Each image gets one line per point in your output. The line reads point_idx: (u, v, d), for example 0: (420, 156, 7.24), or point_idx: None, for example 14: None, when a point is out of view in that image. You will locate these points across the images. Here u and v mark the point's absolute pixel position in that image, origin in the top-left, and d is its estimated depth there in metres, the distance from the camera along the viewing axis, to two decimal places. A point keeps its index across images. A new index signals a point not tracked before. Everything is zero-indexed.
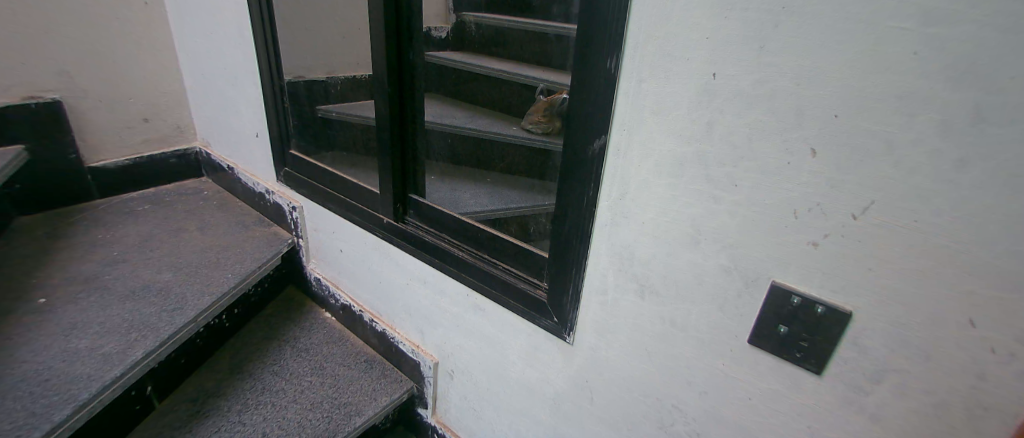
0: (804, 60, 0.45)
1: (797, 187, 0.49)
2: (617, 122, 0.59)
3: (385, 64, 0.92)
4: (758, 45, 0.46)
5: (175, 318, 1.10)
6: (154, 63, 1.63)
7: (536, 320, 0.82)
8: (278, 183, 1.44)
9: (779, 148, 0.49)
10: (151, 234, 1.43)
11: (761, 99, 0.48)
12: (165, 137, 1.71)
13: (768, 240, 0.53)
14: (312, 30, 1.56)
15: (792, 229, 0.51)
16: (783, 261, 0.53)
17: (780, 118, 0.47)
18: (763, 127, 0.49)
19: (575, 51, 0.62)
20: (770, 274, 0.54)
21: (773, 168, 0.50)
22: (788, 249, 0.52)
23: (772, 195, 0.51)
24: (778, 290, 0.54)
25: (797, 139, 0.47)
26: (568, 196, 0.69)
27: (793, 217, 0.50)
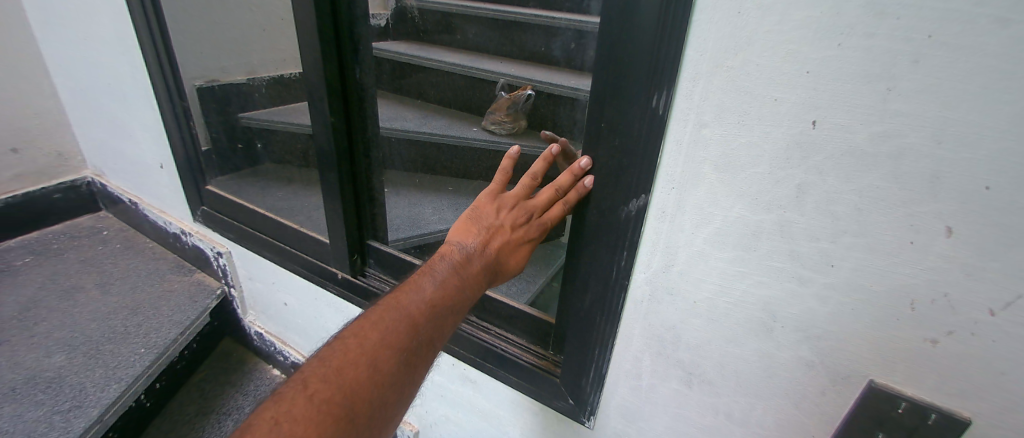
0: (950, 110, 0.31)
1: (918, 275, 0.36)
2: (663, 177, 0.44)
3: (325, 85, 0.71)
4: (884, 86, 0.33)
5: (69, 424, 0.85)
6: (16, 78, 1.28)
7: (547, 400, 0.66)
8: (197, 224, 1.19)
9: (899, 223, 0.36)
10: (33, 298, 1.13)
11: (880, 160, 0.35)
12: (43, 171, 1.38)
13: (869, 336, 0.40)
14: (224, 24, 1.29)
15: (905, 323, 0.38)
16: (884, 357, 0.40)
17: (904, 184, 0.34)
18: (881, 195, 0.35)
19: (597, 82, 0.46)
20: (869, 373, 0.41)
21: (888, 247, 0.37)
22: (896, 346, 0.39)
23: (880, 281, 0.38)
24: (878, 393, 0.41)
25: (928, 214, 0.34)
26: (589, 264, 0.54)
27: (908, 310, 0.38)
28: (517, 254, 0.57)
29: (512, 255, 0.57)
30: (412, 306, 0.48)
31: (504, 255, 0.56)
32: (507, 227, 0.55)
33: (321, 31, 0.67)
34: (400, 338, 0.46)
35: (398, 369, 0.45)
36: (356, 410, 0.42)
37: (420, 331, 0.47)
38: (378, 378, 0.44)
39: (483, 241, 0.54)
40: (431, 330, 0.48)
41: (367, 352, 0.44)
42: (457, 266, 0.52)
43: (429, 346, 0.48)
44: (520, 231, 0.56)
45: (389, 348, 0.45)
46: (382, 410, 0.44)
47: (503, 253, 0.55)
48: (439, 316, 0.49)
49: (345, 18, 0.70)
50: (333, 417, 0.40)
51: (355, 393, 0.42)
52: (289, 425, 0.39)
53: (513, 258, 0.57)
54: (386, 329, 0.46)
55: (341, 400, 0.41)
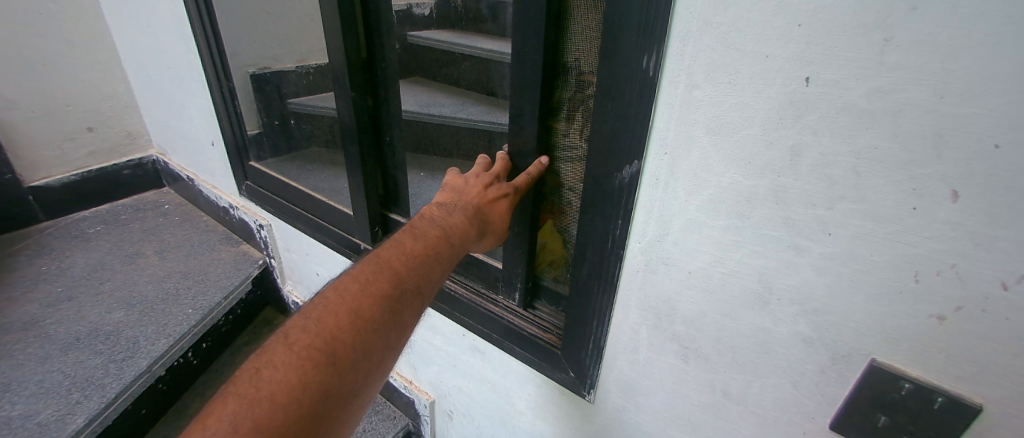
0: (954, 61, 0.29)
1: (922, 243, 0.34)
2: (656, 143, 0.44)
3: (345, 60, 0.74)
4: (882, 38, 0.31)
5: (124, 371, 0.94)
6: (90, 63, 1.43)
7: (550, 373, 0.67)
8: (242, 198, 1.29)
9: (900, 188, 0.33)
10: (102, 262, 1.26)
11: (879, 118, 0.32)
12: (115, 148, 1.54)
13: (870, 311, 0.38)
14: (275, 11, 1.32)
15: (909, 298, 0.36)
16: (886, 334, 0.38)
17: (905, 144, 0.32)
18: (880, 155, 0.33)
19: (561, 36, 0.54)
20: (871, 351, 0.39)
21: (887, 213, 0.34)
22: (900, 323, 0.37)
23: (881, 250, 0.36)
24: (879, 373, 0.39)
25: (931, 176, 0.32)
26: (587, 235, 0.54)
27: (912, 283, 0.35)
28: (500, 210, 0.58)
29: (497, 213, 0.58)
30: (393, 260, 0.51)
31: (485, 212, 0.57)
32: (480, 188, 0.58)
33: (342, 7, 0.70)
34: (381, 288, 0.48)
35: (381, 317, 0.46)
36: (338, 353, 0.43)
37: (400, 282, 0.49)
38: (360, 326, 0.45)
39: (461, 202, 0.57)
40: (413, 282, 0.50)
41: (348, 303, 0.46)
42: (437, 224, 0.55)
43: (413, 296, 0.50)
44: (496, 190, 0.58)
45: (369, 298, 0.47)
46: (367, 356, 0.45)
47: (486, 211, 0.57)
48: (421, 268, 0.51)
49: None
50: (317, 360, 0.42)
51: (337, 338, 0.43)
52: (271, 371, 0.41)
53: (497, 217, 0.58)
54: (367, 282, 0.48)
55: (322, 346, 0.43)
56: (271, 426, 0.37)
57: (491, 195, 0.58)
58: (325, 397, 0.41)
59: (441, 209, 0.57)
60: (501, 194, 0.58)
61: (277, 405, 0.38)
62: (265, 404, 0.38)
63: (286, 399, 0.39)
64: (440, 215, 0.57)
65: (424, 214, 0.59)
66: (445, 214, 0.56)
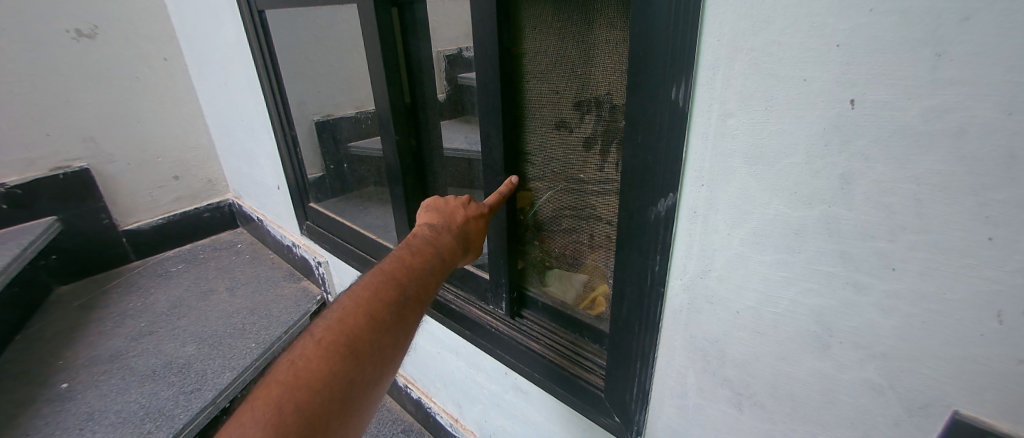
0: (1017, 72, 0.27)
1: (1001, 278, 0.31)
2: (691, 175, 0.42)
3: (390, 104, 0.79)
4: (933, 52, 0.29)
5: (192, 403, 1.00)
6: (179, 120, 1.63)
7: (594, 417, 0.63)
8: (303, 237, 1.38)
9: (970, 216, 0.31)
10: (180, 298, 1.39)
11: (939, 140, 0.30)
12: (197, 194, 1.73)
13: (944, 355, 0.34)
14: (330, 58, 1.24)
15: (991, 341, 0.32)
16: (969, 384, 0.34)
17: (970, 167, 0.30)
18: (942, 179, 0.31)
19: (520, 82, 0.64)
20: (950, 401, 0.35)
21: (959, 245, 0.32)
22: (983, 369, 0.33)
23: (954, 287, 0.33)
24: (963, 427, 0.35)
25: (1005, 202, 0.29)
26: (624, 271, 0.52)
27: (995, 323, 0.32)
28: (479, 228, 0.63)
29: (477, 229, 0.63)
30: (396, 267, 0.52)
31: (468, 228, 0.62)
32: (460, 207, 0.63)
33: (386, 58, 0.76)
34: (390, 292, 0.49)
35: (392, 319, 0.48)
36: (359, 347, 0.45)
37: (406, 283, 0.51)
38: (377, 321, 0.47)
39: (446, 220, 0.61)
40: (417, 286, 0.51)
41: (365, 301, 0.48)
42: (430, 238, 0.58)
43: (418, 300, 0.51)
44: (474, 210, 0.63)
45: (381, 300, 0.48)
46: (382, 352, 0.46)
47: (469, 227, 0.62)
48: (423, 276, 0.53)
49: (411, 48, 0.78)
50: (344, 351, 0.44)
51: (357, 333, 0.45)
52: (298, 365, 0.42)
53: (478, 232, 0.64)
54: (377, 286, 0.49)
55: (344, 342, 0.44)
56: (308, 411, 0.40)
57: (471, 213, 0.62)
58: (350, 386, 0.43)
59: (430, 225, 0.60)
60: (478, 213, 0.62)
61: (313, 392, 0.41)
62: (301, 391, 0.40)
63: (320, 387, 0.41)
64: (431, 228, 0.60)
65: (417, 228, 0.61)
66: (435, 230, 0.60)
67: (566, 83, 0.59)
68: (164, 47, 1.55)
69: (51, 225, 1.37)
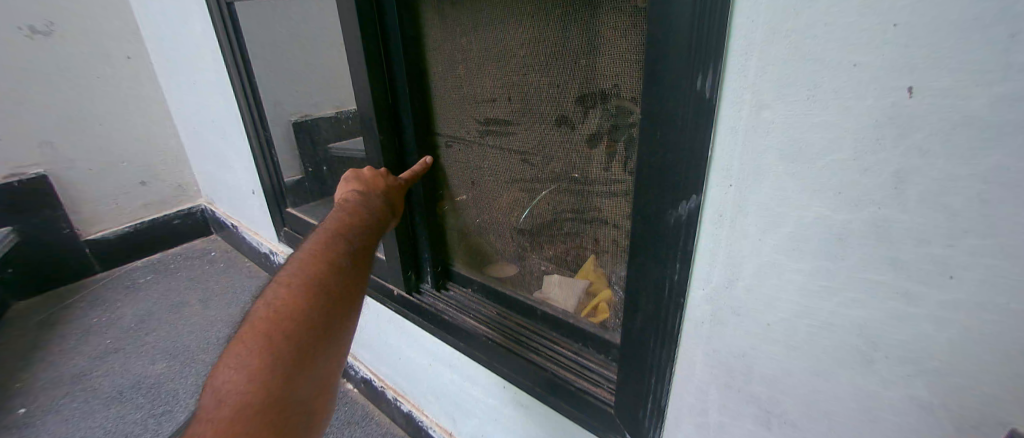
0: None
1: None
2: (719, 174, 0.38)
3: (372, 106, 0.69)
4: (1006, 33, 0.25)
5: (163, 426, 0.92)
6: (146, 122, 1.53)
7: (603, 434, 0.59)
8: (282, 243, 1.30)
9: None
10: (149, 312, 1.29)
11: (1009, 133, 0.26)
12: (167, 200, 1.63)
13: (1007, 371, 0.31)
14: None
15: None
16: None
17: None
18: (1009, 178, 0.27)
19: (470, 81, 0.65)
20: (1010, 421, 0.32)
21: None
22: None
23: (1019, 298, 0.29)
24: None
25: None
26: (637, 280, 0.47)
27: None
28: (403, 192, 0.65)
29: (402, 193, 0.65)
30: (338, 220, 0.51)
31: (393, 193, 0.63)
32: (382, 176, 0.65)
33: (368, 48, 0.66)
34: (344, 239, 0.48)
35: (352, 259, 0.47)
36: (331, 285, 0.43)
37: (355, 232, 0.50)
38: (340, 263, 0.45)
39: (374, 186, 0.62)
40: (364, 233, 0.51)
41: (324, 244, 0.46)
42: (363, 199, 0.57)
43: (368, 245, 0.51)
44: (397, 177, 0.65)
45: (337, 245, 0.47)
46: (354, 289, 0.45)
47: (396, 190, 0.64)
48: (367, 225, 0.52)
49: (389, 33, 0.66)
50: (321, 283, 0.42)
51: (325, 272, 0.43)
52: (272, 309, 0.40)
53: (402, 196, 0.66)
54: (331, 235, 0.48)
55: (315, 283, 0.42)
56: (298, 339, 0.39)
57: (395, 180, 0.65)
58: (330, 321, 0.42)
59: (358, 191, 0.60)
60: (399, 182, 0.65)
61: (298, 316, 0.40)
62: (287, 327, 0.39)
63: (303, 315, 0.40)
64: (362, 193, 0.59)
65: (343, 197, 0.60)
66: (369, 193, 0.59)
67: (568, 75, 0.55)
68: (127, 43, 1.45)
69: (4, 237, 1.26)
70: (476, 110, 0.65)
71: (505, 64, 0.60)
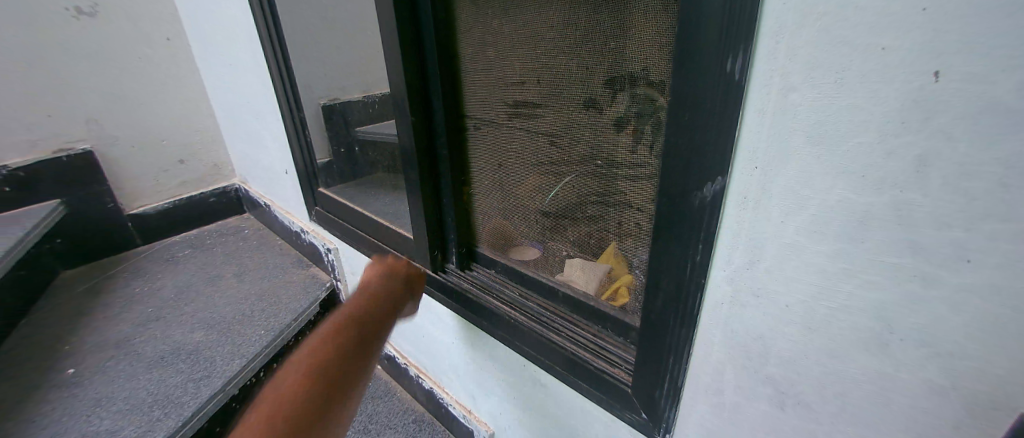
0: None
1: None
2: (745, 155, 0.39)
3: (405, 88, 0.72)
4: None
5: (201, 389, 0.98)
6: (185, 103, 1.60)
7: (618, 412, 0.61)
8: (311, 222, 1.35)
9: None
10: (187, 284, 1.37)
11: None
12: (203, 178, 1.71)
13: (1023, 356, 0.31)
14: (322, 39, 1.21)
15: None
16: None
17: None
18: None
19: (498, 65, 0.66)
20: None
21: None
22: None
23: None
24: None
25: None
26: (657, 262, 0.48)
27: None
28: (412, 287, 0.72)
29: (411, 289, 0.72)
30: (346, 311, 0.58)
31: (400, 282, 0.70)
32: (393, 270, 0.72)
33: (401, 29, 0.68)
34: (347, 331, 0.54)
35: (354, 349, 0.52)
36: (329, 374, 0.48)
37: (359, 323, 0.56)
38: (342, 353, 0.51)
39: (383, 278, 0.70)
40: (368, 323, 0.57)
41: (329, 336, 0.52)
42: (373, 290, 0.64)
43: (373, 335, 0.56)
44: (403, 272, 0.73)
45: (339, 335, 0.53)
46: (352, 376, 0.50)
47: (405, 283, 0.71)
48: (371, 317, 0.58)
49: (421, 12, 0.68)
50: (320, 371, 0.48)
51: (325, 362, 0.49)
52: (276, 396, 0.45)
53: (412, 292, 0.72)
54: (335, 326, 0.54)
55: (316, 372, 0.48)
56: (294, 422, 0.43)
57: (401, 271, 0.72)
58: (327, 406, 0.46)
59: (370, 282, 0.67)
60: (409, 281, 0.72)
61: (302, 398, 0.45)
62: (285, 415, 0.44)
63: (301, 401, 0.45)
64: (373, 284, 0.67)
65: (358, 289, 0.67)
66: (380, 284, 0.67)
67: (597, 59, 0.56)
68: (167, 26, 1.51)
69: (55, 208, 1.35)
70: (504, 95, 0.67)
71: (534, 48, 0.61)
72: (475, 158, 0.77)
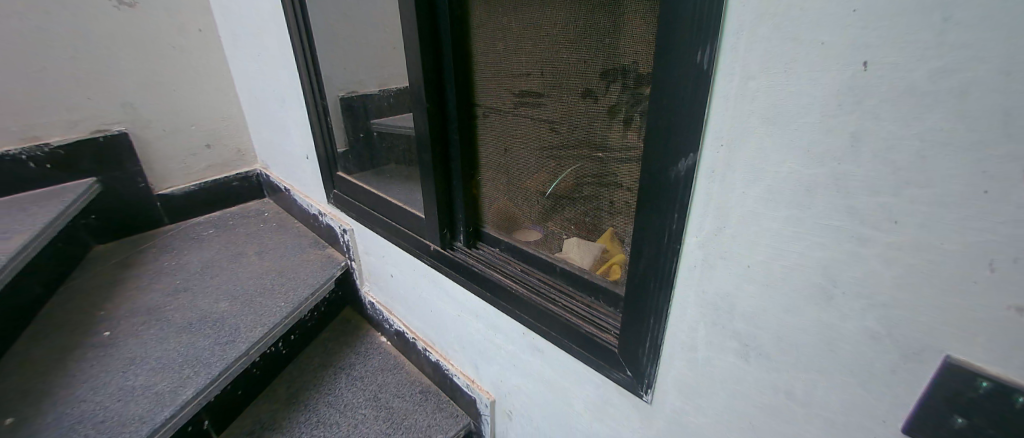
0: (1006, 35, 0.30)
1: (993, 229, 0.34)
2: (713, 135, 0.45)
3: (421, 75, 0.79)
4: (941, 16, 0.32)
5: (228, 352, 1.06)
6: (213, 91, 1.70)
7: (606, 372, 0.67)
8: (329, 205, 1.44)
9: (970, 169, 0.34)
10: (212, 261, 1.46)
11: (941, 100, 0.33)
12: (227, 162, 1.80)
13: (943, 304, 0.37)
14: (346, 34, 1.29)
15: (985, 288, 0.35)
16: (958, 327, 0.37)
17: (972, 125, 0.33)
18: (942, 138, 0.34)
19: (508, 57, 0.73)
20: (944, 347, 0.38)
21: (955, 198, 0.35)
22: (973, 312, 0.36)
23: (952, 239, 0.36)
24: (954, 370, 0.38)
25: (1003, 157, 0.32)
26: (642, 231, 0.55)
27: (987, 271, 0.35)
28: None
29: None
30: None
31: None
32: None
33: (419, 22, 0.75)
34: None
35: None
36: None
37: None
38: None
39: None
40: None
41: None
42: None
43: None
44: None
45: None
46: None
47: None
48: None
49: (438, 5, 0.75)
50: None
51: None
52: None
53: None
54: None
55: None
56: None
57: None
58: None
59: None
60: None
61: None
62: None
63: None
64: None
65: None
66: None
67: (595, 54, 0.63)
68: (199, 18, 1.60)
69: (92, 186, 1.44)
70: (511, 84, 0.74)
71: (540, 42, 0.68)
72: (484, 143, 0.84)
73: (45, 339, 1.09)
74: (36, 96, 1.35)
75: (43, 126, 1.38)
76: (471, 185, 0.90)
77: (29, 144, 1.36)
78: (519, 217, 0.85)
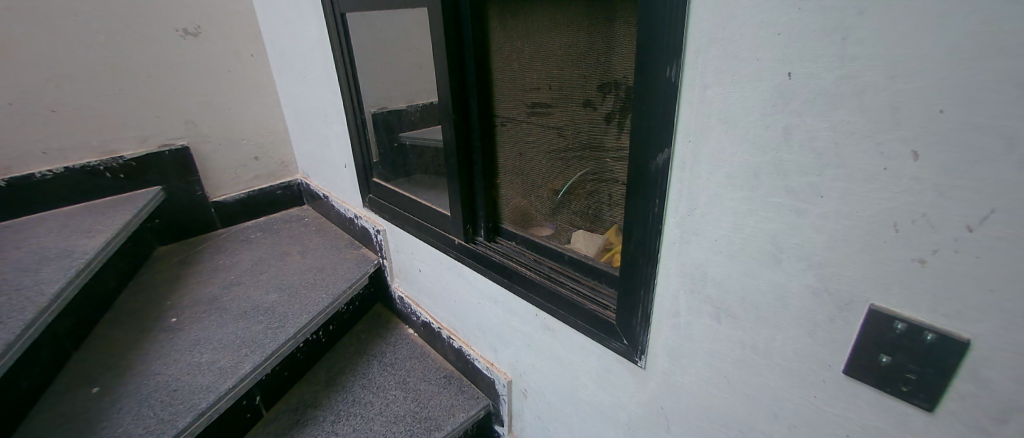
0: (887, 49, 0.41)
1: (894, 198, 0.43)
2: (682, 132, 0.56)
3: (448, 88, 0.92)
4: (841, 36, 0.43)
5: (278, 335, 1.20)
6: (262, 109, 1.90)
7: (606, 342, 0.78)
8: (364, 208, 1.59)
9: (871, 152, 0.44)
10: (260, 259, 1.62)
11: (846, 100, 0.44)
12: (272, 173, 1.99)
13: (864, 261, 0.47)
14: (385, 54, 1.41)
15: (895, 245, 0.45)
16: (878, 279, 0.46)
17: (870, 117, 0.43)
18: (850, 128, 0.44)
19: (522, 72, 0.86)
20: (869, 298, 0.47)
21: (863, 175, 0.45)
22: (887, 266, 0.45)
23: (866, 207, 0.45)
24: (879, 315, 0.47)
25: (895, 140, 0.42)
26: (632, 215, 0.66)
27: (893, 231, 0.44)
28: None
29: None
30: None
31: None
32: None
33: (447, 43, 0.88)
34: None
35: None
36: None
37: None
38: None
39: None
40: None
41: None
42: None
43: None
44: None
45: None
46: None
47: None
48: None
49: (464, 30, 0.88)
50: None
51: None
52: None
53: None
54: None
55: None
56: None
57: None
58: None
59: None
60: None
61: None
62: None
63: None
64: None
65: None
66: None
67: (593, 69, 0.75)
68: (250, 44, 1.81)
69: (158, 193, 1.64)
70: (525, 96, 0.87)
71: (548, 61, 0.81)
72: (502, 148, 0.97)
73: (123, 324, 1.26)
74: (116, 116, 1.56)
75: (120, 141, 1.58)
76: (490, 184, 1.02)
77: (105, 156, 1.55)
78: (534, 212, 0.97)
